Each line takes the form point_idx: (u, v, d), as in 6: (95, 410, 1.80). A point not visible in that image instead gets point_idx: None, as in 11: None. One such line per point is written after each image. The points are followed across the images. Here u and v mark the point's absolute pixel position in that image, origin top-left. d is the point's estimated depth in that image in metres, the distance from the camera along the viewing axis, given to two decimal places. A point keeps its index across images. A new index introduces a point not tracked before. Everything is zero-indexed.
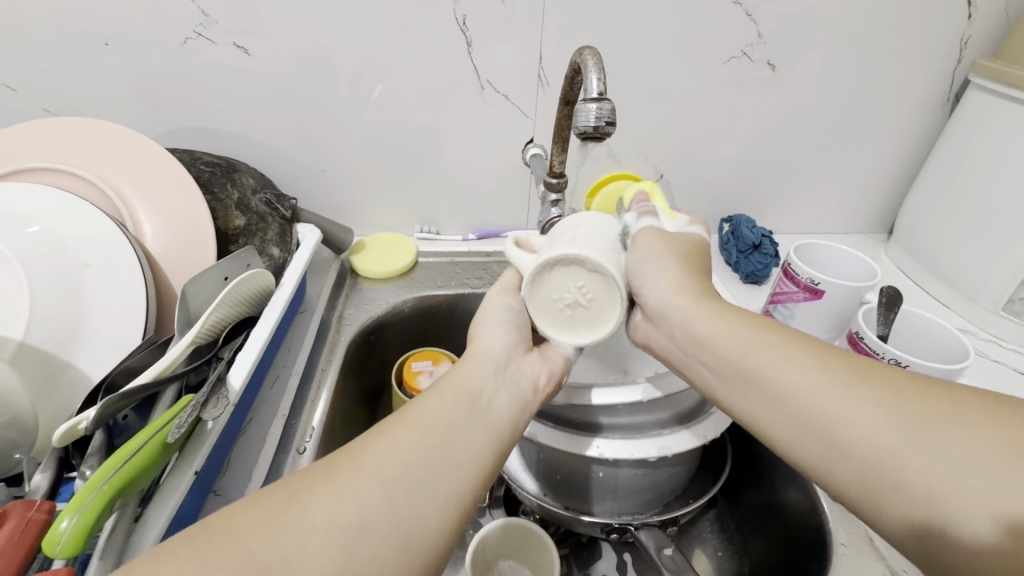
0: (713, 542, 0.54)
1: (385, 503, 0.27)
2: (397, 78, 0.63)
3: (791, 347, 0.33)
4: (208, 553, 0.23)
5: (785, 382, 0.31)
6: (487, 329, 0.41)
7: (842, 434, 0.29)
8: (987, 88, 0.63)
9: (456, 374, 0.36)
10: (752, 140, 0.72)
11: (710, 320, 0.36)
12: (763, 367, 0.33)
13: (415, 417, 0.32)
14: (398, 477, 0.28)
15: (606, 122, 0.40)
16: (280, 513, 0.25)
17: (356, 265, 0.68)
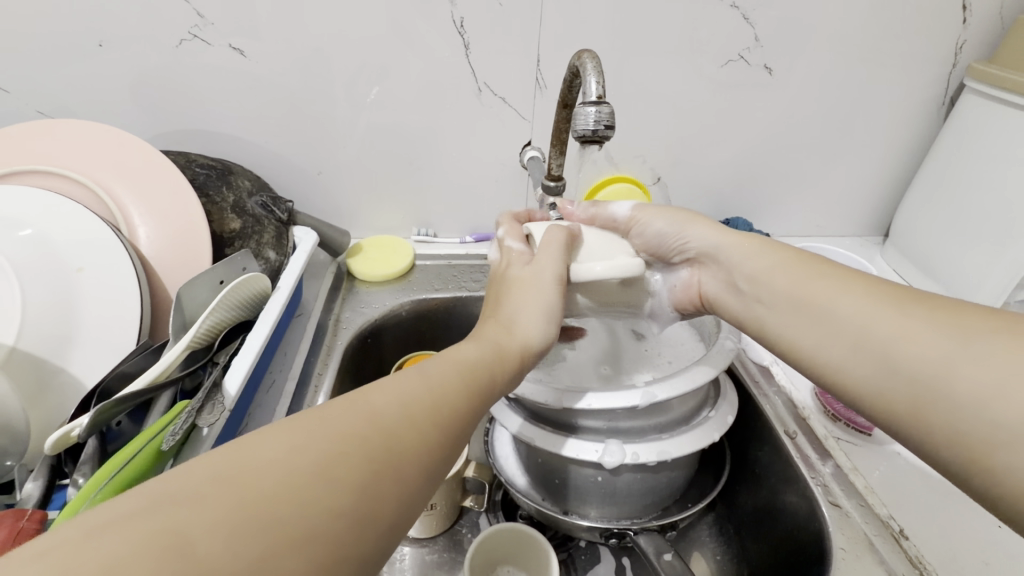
0: (712, 546, 0.54)
1: (402, 467, 0.25)
2: (394, 80, 0.63)
3: (824, 278, 0.36)
4: (223, 492, 0.20)
5: (843, 311, 0.33)
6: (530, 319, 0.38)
7: (891, 354, 0.30)
8: (981, 91, 0.64)
9: (475, 352, 0.34)
10: (749, 143, 0.72)
11: (757, 253, 0.40)
12: (809, 288, 0.36)
13: (430, 380, 0.29)
14: (416, 440, 0.26)
15: (605, 125, 0.39)
16: (297, 457, 0.22)
17: (353, 268, 0.67)
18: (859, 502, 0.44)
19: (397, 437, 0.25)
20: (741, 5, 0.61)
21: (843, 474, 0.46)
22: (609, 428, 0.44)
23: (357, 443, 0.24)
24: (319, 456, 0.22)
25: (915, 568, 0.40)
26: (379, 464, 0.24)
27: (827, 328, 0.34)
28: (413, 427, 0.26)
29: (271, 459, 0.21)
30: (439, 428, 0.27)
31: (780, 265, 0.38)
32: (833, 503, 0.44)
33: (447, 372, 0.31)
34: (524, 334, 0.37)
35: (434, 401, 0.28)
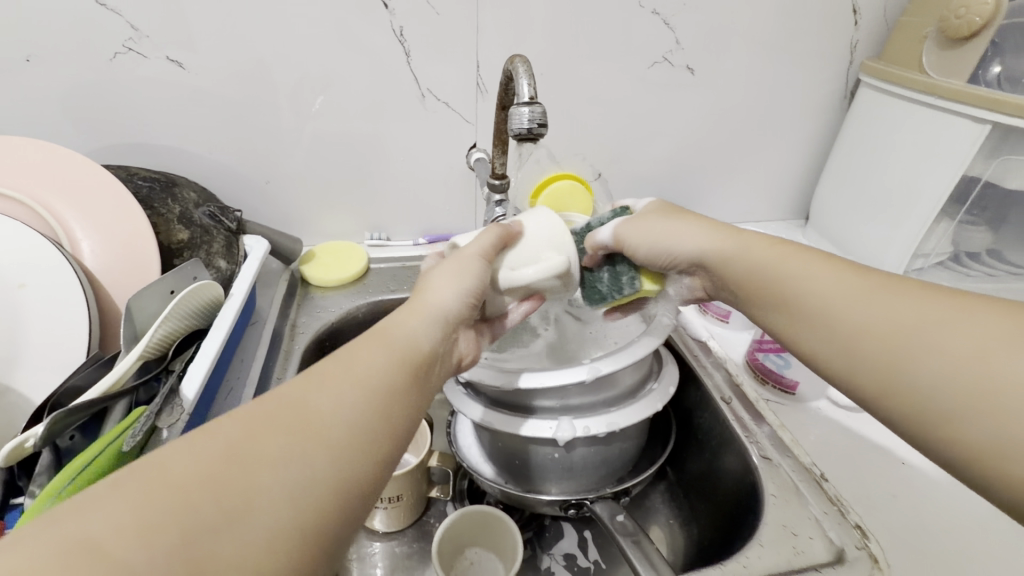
0: (666, 511, 0.59)
1: (338, 466, 0.26)
2: (337, 88, 0.64)
3: (801, 259, 0.37)
4: (135, 498, 0.21)
5: (816, 294, 0.35)
6: (443, 287, 0.37)
7: (864, 335, 0.32)
8: (873, 86, 0.72)
9: (400, 327, 0.34)
10: (679, 138, 0.78)
11: (738, 249, 0.39)
12: (781, 274, 0.37)
13: (357, 360, 0.30)
14: (347, 418, 0.27)
15: (539, 123, 0.43)
16: (218, 462, 0.23)
17: (308, 275, 0.68)
18: (788, 454, 0.49)
19: (323, 421, 0.26)
20: (661, 12, 0.66)
21: (774, 431, 0.51)
22: (561, 406, 0.47)
23: (279, 432, 0.25)
24: (232, 461, 0.23)
25: (834, 505, 0.44)
26: (304, 450, 0.25)
27: (809, 311, 0.35)
28: (342, 423, 0.27)
29: (188, 465, 0.23)
30: (371, 404, 0.28)
31: (770, 253, 0.38)
32: (766, 457, 0.49)
33: (378, 348, 0.31)
34: (445, 294, 0.37)
35: (372, 392, 0.29)
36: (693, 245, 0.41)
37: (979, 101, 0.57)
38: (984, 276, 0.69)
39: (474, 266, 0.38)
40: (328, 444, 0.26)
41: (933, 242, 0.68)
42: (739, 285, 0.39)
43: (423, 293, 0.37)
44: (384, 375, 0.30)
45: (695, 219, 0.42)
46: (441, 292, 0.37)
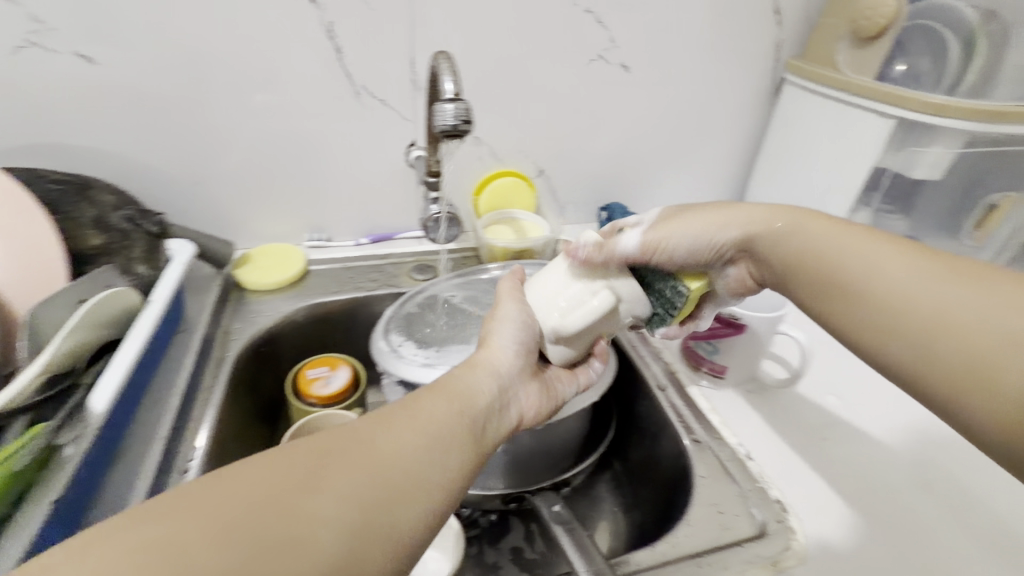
0: (610, 500, 0.59)
1: (395, 512, 0.28)
2: (266, 85, 0.62)
3: (881, 245, 0.39)
4: (211, 513, 0.24)
5: (905, 284, 0.36)
6: (499, 342, 0.42)
7: (960, 326, 0.33)
8: (798, 84, 0.74)
9: (457, 383, 0.38)
10: (618, 134, 0.79)
11: (796, 235, 0.42)
12: (857, 260, 0.39)
13: (420, 410, 0.34)
14: (405, 467, 0.30)
15: (464, 120, 0.43)
16: (291, 495, 0.26)
17: (244, 280, 0.66)
18: (715, 436, 0.51)
19: (380, 469, 0.29)
20: (593, 10, 0.68)
21: (704, 415, 0.53)
22: None
23: (345, 472, 0.28)
24: (297, 490, 0.26)
25: (758, 481, 0.47)
26: (364, 492, 0.28)
27: (899, 298, 0.36)
28: (406, 469, 0.30)
29: (261, 492, 0.26)
30: (427, 449, 0.32)
31: (828, 236, 0.41)
32: (696, 440, 0.51)
33: (438, 404, 0.35)
34: (495, 352, 0.41)
35: (430, 440, 0.32)
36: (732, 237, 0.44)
37: (885, 98, 0.61)
38: None
39: (511, 308, 0.43)
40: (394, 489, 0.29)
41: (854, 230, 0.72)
42: (784, 264, 0.43)
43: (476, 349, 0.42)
44: (448, 427, 0.34)
45: (731, 210, 0.46)
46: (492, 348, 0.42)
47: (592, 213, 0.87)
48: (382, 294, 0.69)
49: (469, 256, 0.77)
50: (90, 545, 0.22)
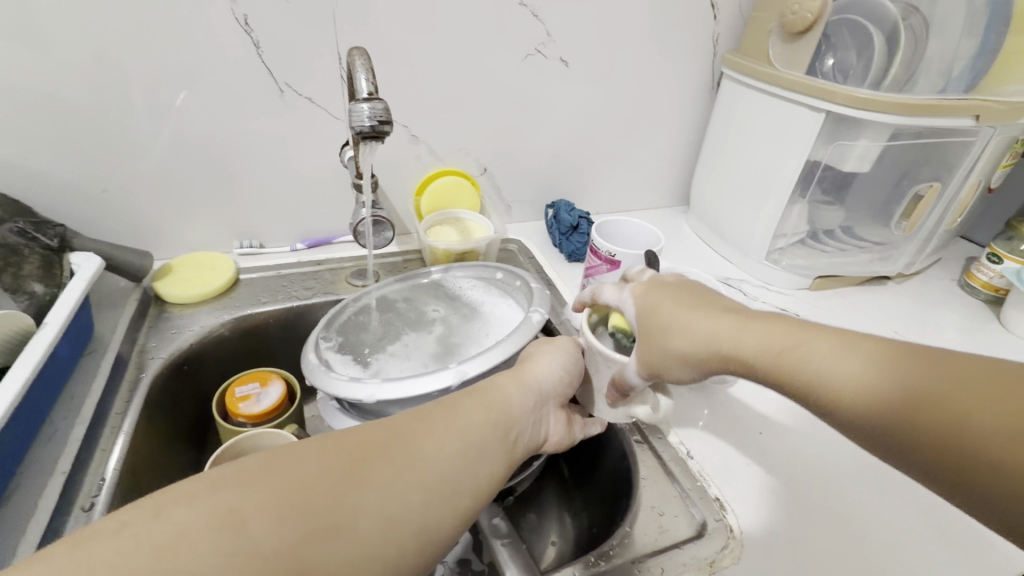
0: (558, 507, 0.59)
1: (425, 515, 0.34)
2: (178, 82, 0.58)
3: (816, 339, 0.34)
4: (285, 485, 0.31)
5: (846, 390, 0.32)
6: (545, 364, 0.48)
7: (931, 435, 0.29)
8: (733, 77, 0.76)
9: (498, 394, 0.43)
10: (560, 129, 0.78)
11: (744, 337, 0.37)
12: (802, 366, 0.34)
13: (455, 415, 0.40)
14: (436, 470, 0.36)
15: (381, 120, 0.40)
16: (343, 486, 0.32)
17: (162, 294, 0.61)
18: (658, 435, 0.51)
19: (419, 472, 0.35)
20: (528, 4, 0.66)
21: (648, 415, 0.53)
22: None
23: (384, 469, 0.34)
24: (346, 479, 0.33)
25: (698, 479, 0.47)
26: (401, 491, 0.34)
27: (853, 408, 0.32)
28: (441, 477, 0.36)
29: (320, 475, 0.33)
30: (461, 456, 0.37)
31: (770, 345, 0.36)
32: (639, 441, 0.51)
33: (474, 413, 0.40)
34: (539, 373, 0.47)
35: (463, 449, 0.38)
36: (696, 351, 0.40)
37: (816, 92, 0.62)
38: (837, 251, 0.76)
39: (567, 345, 0.51)
40: (430, 493, 0.35)
41: (792, 222, 0.74)
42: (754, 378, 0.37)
43: (516, 370, 0.47)
44: (482, 437, 0.39)
45: (682, 314, 0.41)
46: (537, 366, 0.47)
47: (539, 211, 0.86)
48: (318, 302, 0.66)
49: (412, 258, 0.75)
50: (192, 498, 0.30)
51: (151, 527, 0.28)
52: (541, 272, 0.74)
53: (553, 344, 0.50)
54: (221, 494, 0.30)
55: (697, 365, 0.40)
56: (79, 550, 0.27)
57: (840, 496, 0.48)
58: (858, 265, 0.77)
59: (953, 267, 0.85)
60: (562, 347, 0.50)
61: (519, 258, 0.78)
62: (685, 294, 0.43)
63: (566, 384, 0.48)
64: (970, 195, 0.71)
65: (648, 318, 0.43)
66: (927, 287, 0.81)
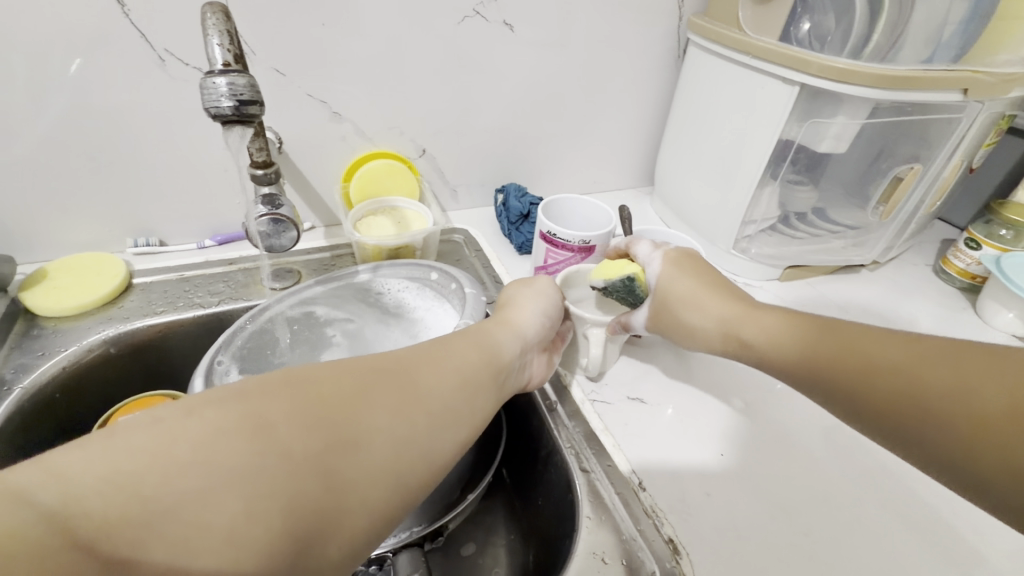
0: (506, 527, 0.54)
1: (439, 436, 0.32)
2: (24, 52, 0.47)
3: (773, 315, 0.41)
4: (296, 397, 0.29)
5: (788, 345, 0.39)
6: (530, 311, 0.45)
7: (847, 379, 0.35)
8: (700, 44, 0.68)
9: (492, 335, 0.41)
10: (509, 104, 0.69)
11: (738, 315, 0.42)
12: (759, 334, 0.41)
13: (455, 347, 0.37)
14: (439, 398, 0.33)
15: (245, 99, 0.32)
16: (357, 403, 0.30)
17: (32, 306, 0.51)
18: (608, 463, 0.45)
19: (428, 396, 0.33)
20: None
21: (594, 437, 0.47)
22: None
23: (393, 393, 0.32)
24: (362, 394, 0.31)
25: (649, 516, 0.41)
26: (414, 410, 0.32)
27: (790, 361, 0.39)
28: (451, 397, 0.34)
29: (333, 389, 0.30)
30: (468, 384, 0.36)
31: (751, 321, 0.42)
32: (584, 468, 0.45)
33: (471, 347, 0.38)
34: (523, 318, 0.44)
35: (467, 375, 0.36)
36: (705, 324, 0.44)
37: (786, 61, 0.55)
38: (809, 236, 0.70)
39: (550, 289, 0.48)
40: (441, 416, 0.33)
41: (761, 207, 0.67)
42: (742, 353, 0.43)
43: (504, 311, 0.45)
44: (484, 367, 0.38)
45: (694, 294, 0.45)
46: (521, 310, 0.45)
47: (488, 196, 0.77)
48: (225, 309, 0.57)
49: (342, 253, 0.66)
50: (193, 409, 0.26)
51: (167, 429, 0.25)
52: (488, 267, 0.66)
53: (531, 288, 0.48)
54: (226, 406, 0.27)
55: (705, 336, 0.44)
56: (70, 458, 0.23)
57: (808, 529, 0.43)
58: (830, 252, 0.72)
59: (928, 251, 0.81)
60: (552, 285, 0.49)
61: (464, 250, 0.70)
62: (706, 274, 0.46)
63: (549, 331, 0.46)
64: (951, 176, 0.66)
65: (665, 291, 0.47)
66: (901, 273, 0.77)
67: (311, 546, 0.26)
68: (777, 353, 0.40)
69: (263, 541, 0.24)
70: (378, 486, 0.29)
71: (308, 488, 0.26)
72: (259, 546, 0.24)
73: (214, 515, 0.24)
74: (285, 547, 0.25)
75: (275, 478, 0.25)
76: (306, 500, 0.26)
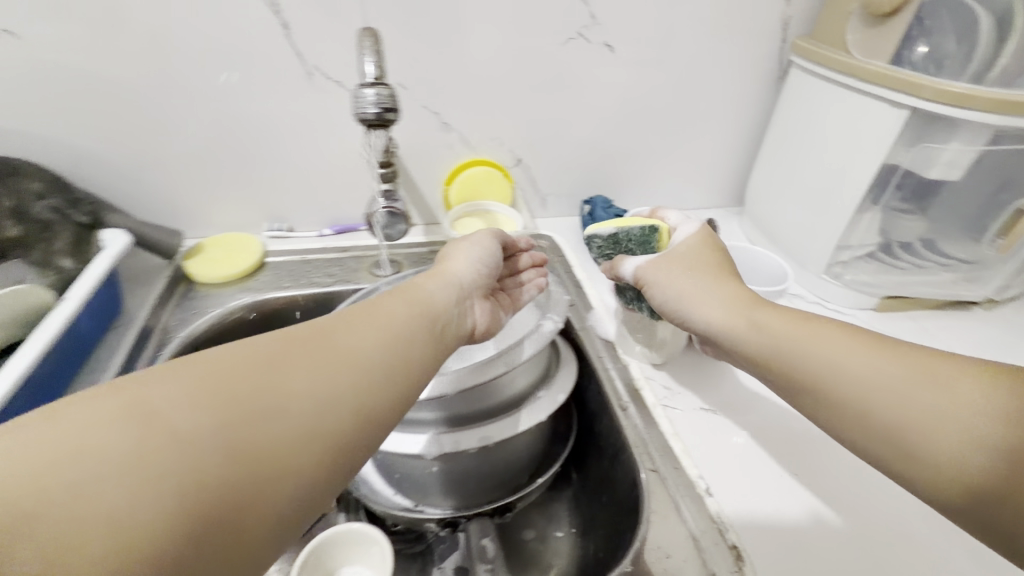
0: (569, 518, 0.57)
1: (364, 402, 0.32)
2: (209, 65, 0.58)
3: (831, 344, 0.37)
4: (197, 377, 0.28)
5: (860, 387, 0.35)
6: (460, 261, 0.47)
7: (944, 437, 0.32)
8: (803, 67, 0.67)
9: (421, 290, 0.41)
10: (602, 121, 0.73)
11: (780, 323, 0.40)
12: (815, 367, 0.37)
13: (376, 316, 0.37)
14: (358, 364, 0.33)
15: (387, 107, 0.39)
16: (262, 374, 0.29)
17: (191, 271, 0.62)
18: (675, 466, 0.46)
19: (339, 359, 0.32)
20: None
21: (665, 440, 0.49)
22: (434, 418, 0.47)
23: (305, 362, 0.31)
24: (267, 367, 0.30)
25: (714, 522, 0.42)
26: (331, 376, 0.31)
27: (870, 408, 0.35)
28: (371, 364, 0.33)
29: (236, 366, 0.29)
30: (393, 349, 0.35)
31: (799, 334, 0.39)
32: (652, 468, 0.46)
33: (397, 310, 0.38)
34: (456, 269, 0.46)
35: (395, 340, 0.36)
36: (707, 312, 0.44)
37: (896, 84, 0.54)
38: (913, 267, 0.67)
39: (486, 241, 0.51)
40: (364, 380, 0.32)
41: (858, 233, 0.65)
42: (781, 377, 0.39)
43: (435, 270, 0.46)
44: (409, 330, 0.37)
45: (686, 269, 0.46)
46: (454, 264, 0.47)
47: (575, 207, 0.81)
48: (337, 290, 0.65)
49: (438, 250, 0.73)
50: (75, 407, 0.25)
51: (55, 427, 0.24)
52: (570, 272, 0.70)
53: (467, 241, 0.50)
54: (115, 392, 0.26)
55: (698, 314, 0.44)
56: None
57: (887, 565, 0.41)
58: (937, 285, 0.67)
59: None
60: (495, 232, 0.52)
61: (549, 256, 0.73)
62: (711, 261, 0.46)
63: (483, 277, 0.47)
64: None
65: (663, 263, 0.47)
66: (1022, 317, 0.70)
67: (229, 523, 0.25)
68: (846, 396, 0.36)
69: (165, 525, 0.23)
70: (298, 450, 0.28)
71: (212, 462, 0.25)
72: (161, 532, 0.23)
73: (113, 504, 0.22)
74: (203, 524, 0.24)
75: (173, 456, 0.25)
76: (211, 476, 0.25)
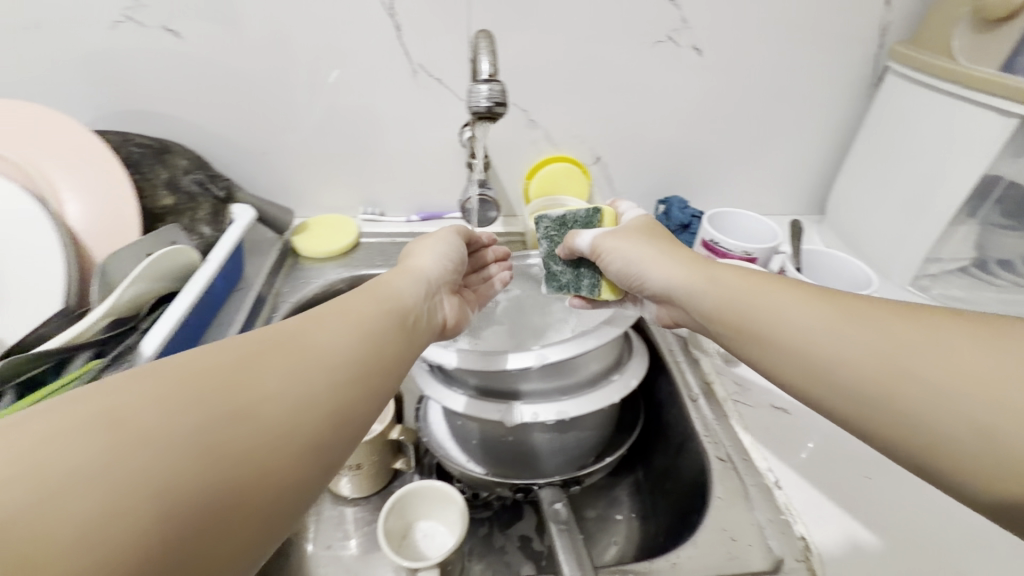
0: (629, 503, 0.59)
1: (343, 398, 0.31)
2: (329, 62, 0.65)
3: (829, 320, 0.34)
4: (170, 381, 0.26)
5: (865, 363, 0.32)
6: (425, 258, 0.48)
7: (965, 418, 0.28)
8: (901, 73, 0.66)
9: (390, 284, 0.42)
10: (684, 123, 0.74)
11: (775, 296, 0.37)
12: (813, 344, 0.34)
13: (347, 313, 0.36)
14: (329, 359, 0.32)
15: (498, 102, 0.43)
16: (238, 374, 0.28)
17: (298, 246, 0.70)
18: (745, 458, 0.48)
19: (312, 353, 0.32)
20: None
21: (733, 432, 0.50)
22: (515, 391, 0.51)
23: (277, 360, 0.30)
24: (240, 367, 0.29)
25: (780, 512, 0.43)
26: (305, 372, 0.30)
27: (890, 386, 0.31)
28: (343, 359, 0.33)
29: (206, 369, 0.28)
30: (365, 343, 0.35)
31: (791, 300, 0.36)
32: (722, 458, 0.48)
33: (366, 306, 0.38)
34: (421, 266, 0.47)
35: (369, 335, 0.35)
36: (660, 280, 0.45)
37: (1005, 92, 0.52)
38: None
39: (448, 238, 0.52)
40: (340, 376, 0.32)
41: (950, 246, 0.63)
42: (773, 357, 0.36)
43: (400, 269, 0.46)
44: (380, 325, 0.37)
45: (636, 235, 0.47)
46: (418, 261, 0.48)
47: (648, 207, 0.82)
48: None
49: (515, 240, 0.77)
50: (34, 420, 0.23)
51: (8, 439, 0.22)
52: None
53: (431, 238, 0.52)
54: (82, 402, 0.24)
55: (656, 282, 0.45)
56: None
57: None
58: None
59: None
60: (453, 231, 0.54)
61: None
62: (658, 239, 0.47)
63: (449, 272, 0.49)
64: None
65: (608, 237, 0.49)
66: None
67: (217, 526, 0.24)
68: (849, 375, 0.32)
69: (146, 529, 0.22)
70: (283, 445, 0.28)
71: (192, 468, 0.24)
72: (143, 537, 0.21)
73: (85, 513, 0.21)
74: (189, 529, 0.23)
75: (155, 459, 0.23)
76: (194, 480, 0.24)
